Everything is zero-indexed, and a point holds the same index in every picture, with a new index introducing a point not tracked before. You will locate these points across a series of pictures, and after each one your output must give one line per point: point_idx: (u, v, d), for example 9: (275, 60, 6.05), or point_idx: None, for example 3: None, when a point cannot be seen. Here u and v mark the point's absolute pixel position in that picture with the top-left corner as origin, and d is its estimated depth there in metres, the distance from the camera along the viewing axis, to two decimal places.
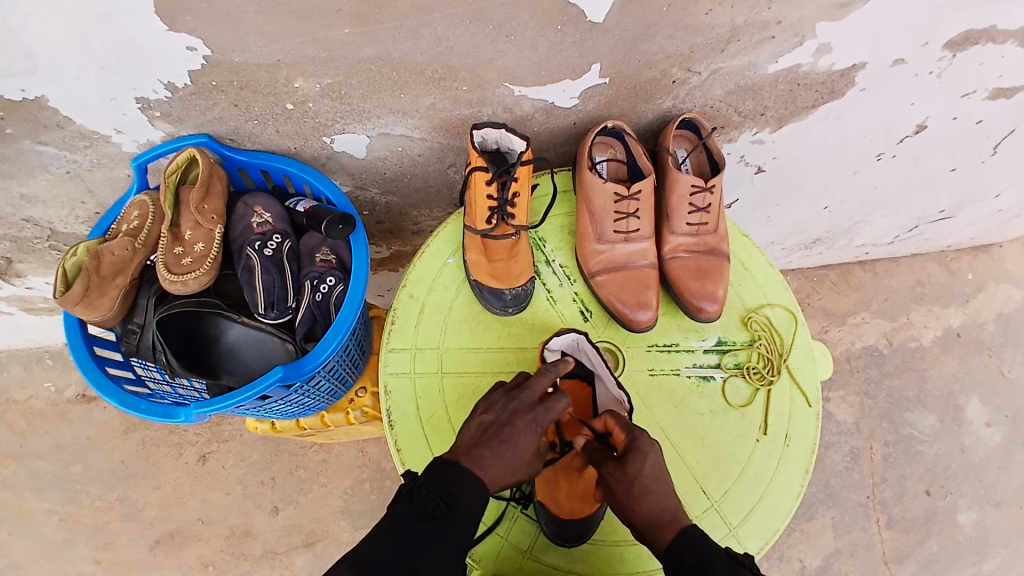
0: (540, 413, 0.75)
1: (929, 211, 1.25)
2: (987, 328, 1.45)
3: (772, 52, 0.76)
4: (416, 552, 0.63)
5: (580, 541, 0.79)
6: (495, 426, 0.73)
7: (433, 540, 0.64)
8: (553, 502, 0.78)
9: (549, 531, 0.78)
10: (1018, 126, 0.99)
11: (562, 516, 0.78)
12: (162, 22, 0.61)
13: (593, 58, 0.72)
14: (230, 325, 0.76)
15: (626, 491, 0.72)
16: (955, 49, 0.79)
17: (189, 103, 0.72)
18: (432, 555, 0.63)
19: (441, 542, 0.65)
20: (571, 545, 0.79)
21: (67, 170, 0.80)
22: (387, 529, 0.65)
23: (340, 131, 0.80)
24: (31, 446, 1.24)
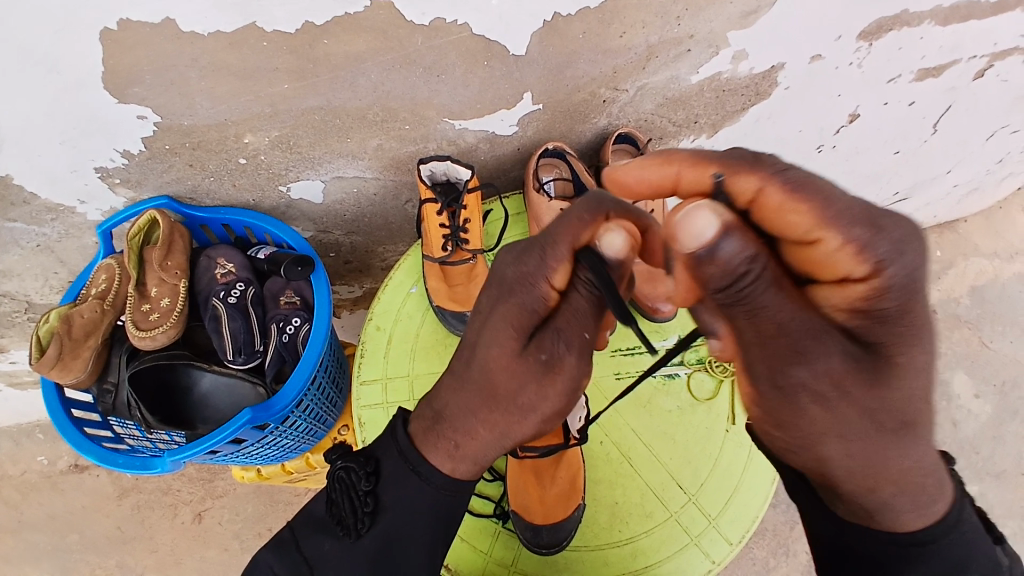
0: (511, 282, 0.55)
1: (883, 195, 1.29)
2: (962, 302, 1.48)
3: (692, 64, 0.81)
4: (316, 557, 0.72)
5: (558, 547, 0.81)
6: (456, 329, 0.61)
7: (338, 551, 0.71)
8: (526, 510, 0.81)
9: (526, 539, 0.81)
10: (952, 104, 1.03)
11: (535, 524, 0.80)
12: (113, 96, 0.65)
13: (524, 88, 0.77)
14: (202, 374, 0.79)
15: (831, 420, 0.50)
16: (869, 38, 0.83)
17: (147, 167, 0.76)
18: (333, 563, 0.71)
19: (346, 558, 0.71)
20: (550, 552, 0.81)
21: (37, 243, 0.83)
22: (303, 536, 0.74)
23: (295, 179, 0.83)
24: (28, 520, 1.25)
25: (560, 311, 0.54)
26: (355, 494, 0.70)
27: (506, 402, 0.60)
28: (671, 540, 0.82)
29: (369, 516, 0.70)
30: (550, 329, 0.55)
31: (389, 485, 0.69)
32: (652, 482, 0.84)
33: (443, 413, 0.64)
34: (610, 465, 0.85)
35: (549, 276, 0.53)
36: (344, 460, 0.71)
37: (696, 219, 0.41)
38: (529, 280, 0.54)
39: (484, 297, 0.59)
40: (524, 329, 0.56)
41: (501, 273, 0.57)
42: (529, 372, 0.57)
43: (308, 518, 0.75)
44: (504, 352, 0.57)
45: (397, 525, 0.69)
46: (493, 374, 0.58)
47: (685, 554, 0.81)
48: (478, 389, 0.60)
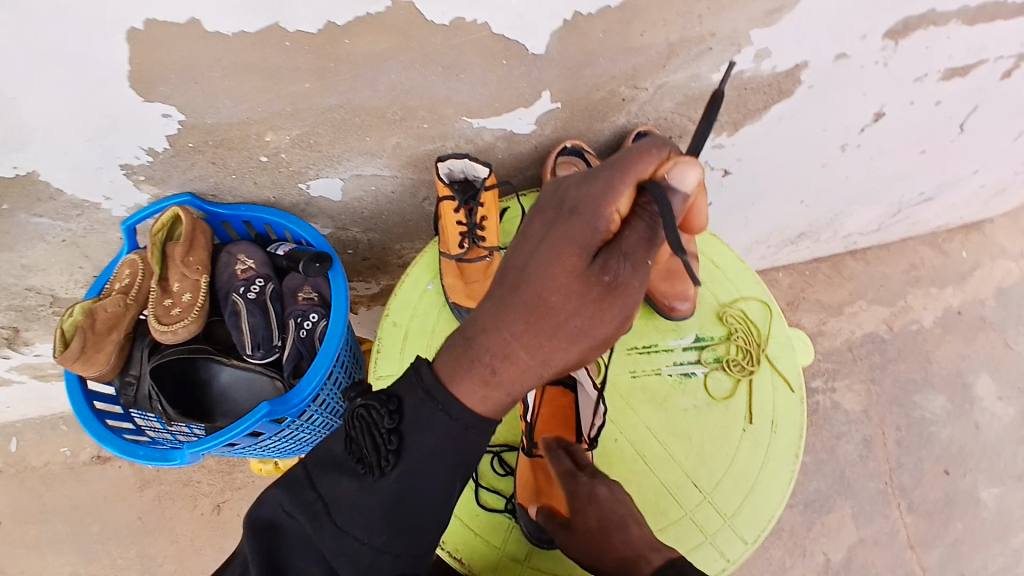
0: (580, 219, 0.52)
1: (908, 194, 1.27)
2: (988, 304, 1.45)
3: (712, 63, 0.80)
4: (328, 505, 0.56)
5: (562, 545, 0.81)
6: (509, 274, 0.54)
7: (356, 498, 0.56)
8: (533, 504, 0.80)
9: (532, 533, 0.79)
10: (979, 104, 1.01)
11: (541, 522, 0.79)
12: (137, 95, 0.66)
13: (542, 86, 0.77)
14: (221, 368, 0.81)
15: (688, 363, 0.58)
16: (896, 37, 0.82)
17: (169, 165, 0.77)
18: (349, 513, 0.56)
19: (361, 502, 0.56)
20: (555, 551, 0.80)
21: (64, 238, 0.85)
22: (313, 477, 0.58)
23: (315, 176, 0.84)
24: (52, 508, 1.28)
25: (626, 237, 0.51)
26: (377, 433, 0.56)
27: (554, 329, 0.51)
28: (685, 538, 0.81)
29: (389, 455, 0.56)
30: (617, 250, 0.51)
31: (417, 419, 0.55)
32: (667, 480, 0.84)
33: (477, 337, 0.53)
34: (625, 462, 0.85)
35: (615, 201, 0.51)
36: (363, 396, 0.57)
37: (685, 171, 0.52)
38: (598, 200, 0.51)
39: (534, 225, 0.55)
40: (587, 249, 0.52)
41: (562, 196, 0.54)
42: (586, 294, 0.51)
43: (319, 458, 0.60)
44: (566, 271, 0.51)
45: (422, 468, 0.56)
46: (549, 294, 0.51)
47: (700, 552, 0.81)
48: (526, 306, 0.52)
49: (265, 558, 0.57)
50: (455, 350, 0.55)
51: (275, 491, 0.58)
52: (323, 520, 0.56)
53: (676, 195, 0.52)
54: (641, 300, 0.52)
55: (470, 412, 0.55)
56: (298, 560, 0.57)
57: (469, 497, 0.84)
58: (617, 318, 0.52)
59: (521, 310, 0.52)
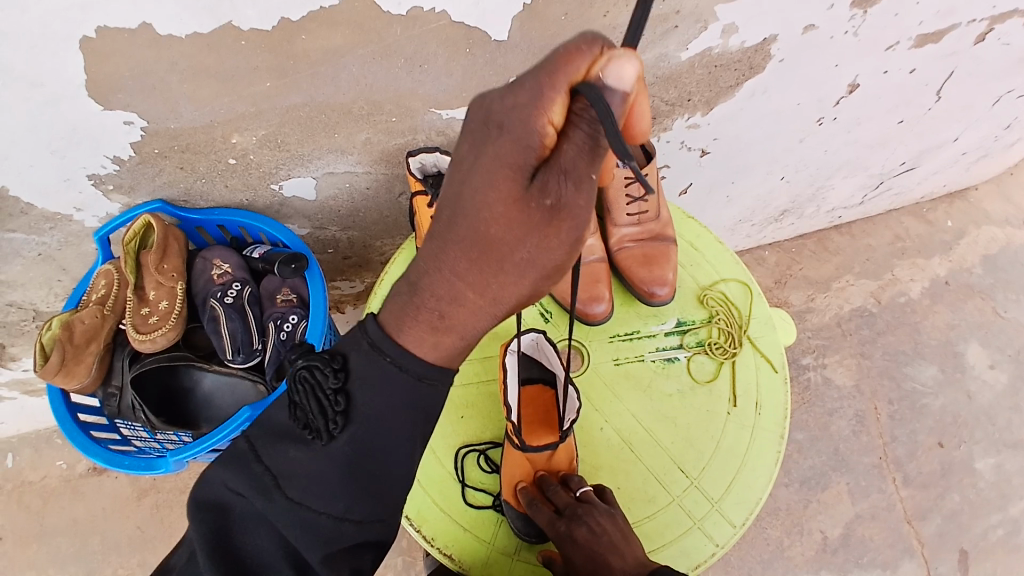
0: (506, 138, 0.45)
1: (889, 165, 1.26)
2: (975, 271, 1.45)
3: (679, 41, 0.79)
4: (281, 473, 0.57)
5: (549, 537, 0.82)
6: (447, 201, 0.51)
7: (306, 462, 0.57)
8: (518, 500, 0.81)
9: (517, 528, 0.81)
10: (954, 69, 1.00)
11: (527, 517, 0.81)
12: (96, 103, 0.65)
13: (508, 74, 0.76)
14: (202, 374, 0.82)
15: None
16: (863, 5, 0.81)
17: (138, 173, 0.77)
18: (300, 478, 0.57)
19: (313, 467, 0.57)
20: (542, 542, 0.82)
21: (38, 252, 0.84)
22: (260, 449, 0.59)
23: (286, 177, 0.84)
24: (49, 523, 1.27)
25: (563, 154, 0.44)
26: (322, 396, 0.56)
27: (499, 262, 0.50)
28: (674, 524, 0.82)
29: (336, 418, 0.56)
30: (554, 170, 0.45)
31: (363, 377, 0.56)
32: (653, 466, 0.84)
33: (420, 281, 0.53)
34: (611, 452, 0.85)
35: (545, 111, 0.43)
36: (306, 360, 0.58)
37: (622, 67, 0.42)
38: (521, 112, 0.44)
39: (465, 145, 0.48)
40: (521, 172, 0.46)
41: (487, 110, 0.47)
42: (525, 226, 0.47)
43: (267, 428, 0.60)
44: (501, 199, 0.47)
45: (372, 427, 0.56)
46: (489, 227, 0.48)
47: (690, 537, 0.81)
48: (467, 240, 0.50)
49: (218, 535, 0.57)
50: (401, 299, 0.55)
51: (218, 468, 0.58)
52: (276, 489, 0.57)
53: (614, 95, 0.43)
54: (591, 220, 0.47)
55: (416, 363, 0.55)
56: (255, 532, 0.58)
57: (456, 495, 0.83)
58: (567, 243, 0.48)
59: (462, 245, 0.50)
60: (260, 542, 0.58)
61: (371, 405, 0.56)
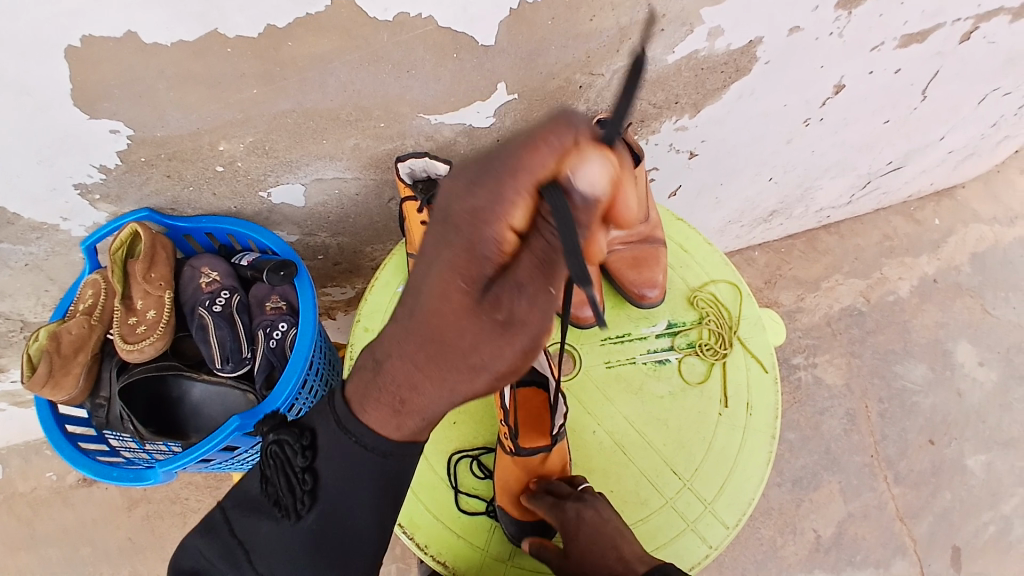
0: (466, 242, 0.42)
1: (876, 166, 1.28)
2: (963, 270, 1.46)
3: (666, 44, 0.80)
4: (255, 539, 0.71)
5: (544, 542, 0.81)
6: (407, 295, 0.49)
7: (278, 530, 0.70)
8: (512, 506, 0.81)
9: (511, 534, 0.81)
10: (938, 69, 1.01)
11: (523, 521, 0.80)
12: (83, 112, 0.65)
13: (497, 78, 0.76)
14: (192, 384, 0.80)
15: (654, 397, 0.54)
16: (847, 7, 0.82)
17: (125, 181, 0.76)
18: (269, 546, 0.70)
19: (281, 531, 0.70)
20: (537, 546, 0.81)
21: (25, 262, 0.84)
22: (234, 518, 0.73)
23: (275, 183, 0.83)
24: (38, 536, 1.26)
25: (521, 264, 0.41)
26: (291, 471, 0.68)
27: (454, 359, 0.48)
28: (667, 526, 0.81)
29: (303, 494, 0.68)
30: (510, 280, 0.42)
31: (324, 458, 0.66)
32: (646, 469, 0.84)
33: (385, 362, 0.54)
34: (603, 454, 0.85)
35: (505, 216, 0.40)
36: (275, 436, 0.69)
37: (588, 171, 0.38)
38: (480, 218, 0.40)
39: (424, 233, 0.45)
40: (476, 280, 0.43)
41: (443, 201, 0.43)
42: (478, 329, 0.45)
43: (252, 487, 0.74)
44: (454, 306, 0.45)
45: (333, 503, 0.68)
46: (442, 332, 0.47)
47: (683, 539, 0.81)
48: (422, 336, 0.49)
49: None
50: (365, 375, 0.59)
51: (196, 538, 0.72)
52: (246, 549, 0.71)
53: (580, 200, 0.39)
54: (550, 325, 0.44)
55: (382, 443, 0.63)
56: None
57: (449, 501, 0.83)
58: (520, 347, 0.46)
59: (420, 335, 0.49)
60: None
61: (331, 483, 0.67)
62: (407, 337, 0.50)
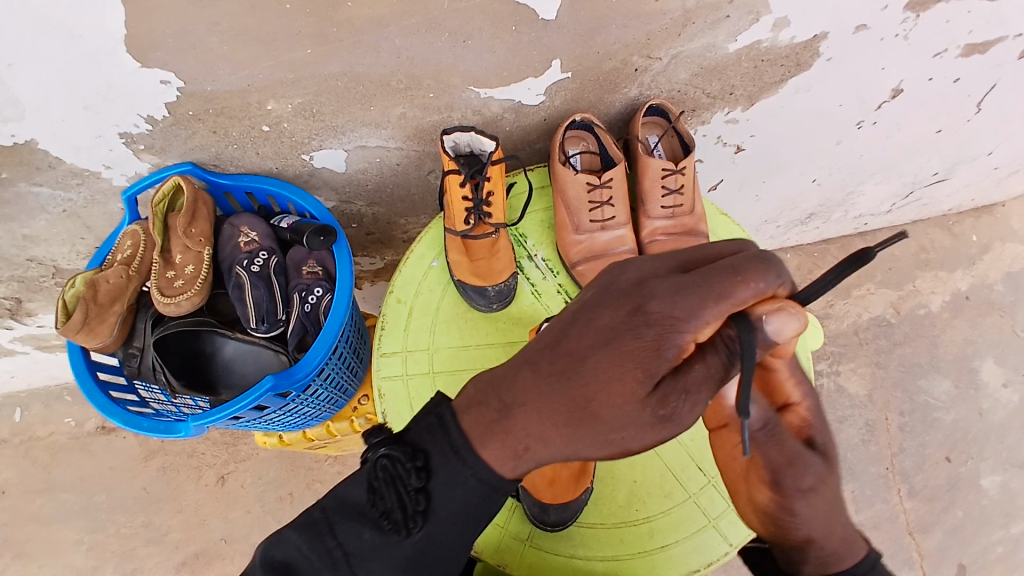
0: (651, 336, 0.51)
1: (922, 175, 1.24)
2: (997, 288, 1.43)
3: (729, 31, 0.77)
4: (353, 549, 0.63)
5: (564, 525, 0.81)
6: (565, 360, 0.55)
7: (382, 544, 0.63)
8: (534, 487, 0.79)
9: (534, 514, 0.80)
10: (997, 82, 0.98)
11: (544, 502, 0.79)
12: (134, 60, 0.64)
13: (552, 55, 0.74)
14: (225, 341, 0.80)
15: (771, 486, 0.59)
16: (918, 9, 0.79)
17: (170, 134, 0.76)
18: (372, 560, 0.63)
19: (380, 551, 0.63)
20: (558, 528, 0.80)
21: (64, 209, 0.84)
22: (335, 524, 0.65)
23: (318, 147, 0.82)
24: (57, 478, 1.28)
25: (693, 369, 0.51)
26: (405, 488, 0.63)
27: (589, 426, 0.54)
28: (689, 520, 0.81)
29: (414, 515, 0.63)
30: (679, 381, 0.51)
31: (442, 481, 0.63)
32: (671, 462, 0.83)
33: (515, 410, 0.58)
34: None
35: (697, 329, 0.50)
36: (388, 448, 0.64)
37: (784, 321, 0.50)
38: (675, 326, 0.50)
39: (607, 315, 0.53)
40: (651, 375, 0.51)
41: (639, 295, 0.52)
42: (639, 418, 0.52)
43: (341, 501, 0.66)
44: (619, 388, 0.52)
45: (444, 528, 0.64)
46: (592, 404, 0.53)
47: (704, 535, 0.81)
48: (567, 402, 0.54)
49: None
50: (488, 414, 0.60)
51: (295, 536, 0.64)
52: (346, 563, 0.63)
53: (761, 335, 0.51)
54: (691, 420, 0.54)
55: (495, 476, 0.62)
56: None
57: None
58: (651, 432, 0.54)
59: (562, 402, 0.55)
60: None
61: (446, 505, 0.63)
62: (551, 399, 0.55)
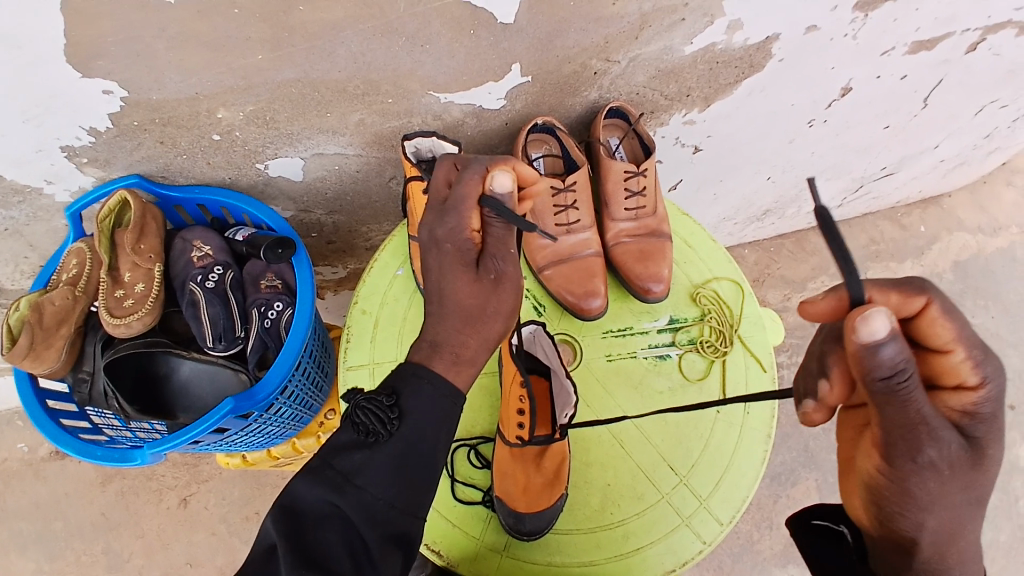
0: (442, 235, 0.60)
1: (871, 170, 1.28)
2: (945, 277, 1.49)
3: (685, 35, 0.78)
4: (348, 477, 0.56)
5: (541, 534, 0.80)
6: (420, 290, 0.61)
7: (369, 463, 0.56)
8: (507, 496, 0.79)
9: (508, 524, 0.79)
10: (942, 78, 1.01)
11: (518, 511, 0.78)
12: (75, 70, 0.61)
13: (512, 59, 0.74)
14: (180, 362, 0.77)
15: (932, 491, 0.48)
16: (865, 10, 0.81)
17: (115, 145, 0.72)
18: (371, 478, 0.56)
19: (376, 466, 0.56)
20: (533, 537, 0.80)
21: (4, 227, 0.79)
22: (327, 458, 0.58)
23: (273, 156, 0.80)
24: (7, 509, 1.21)
25: (489, 240, 0.60)
26: (376, 407, 0.57)
27: (480, 317, 0.60)
28: (662, 521, 0.82)
29: (390, 422, 0.57)
30: (489, 254, 0.60)
31: (411, 383, 0.58)
32: (643, 463, 0.83)
33: (438, 338, 0.59)
34: (602, 447, 0.84)
35: (465, 223, 0.59)
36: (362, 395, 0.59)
37: (873, 323, 0.44)
38: (453, 224, 0.59)
39: (431, 256, 0.61)
40: (468, 258, 0.60)
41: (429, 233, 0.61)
42: (485, 288, 0.60)
43: (330, 443, 0.59)
44: (465, 283, 0.59)
45: (425, 430, 0.57)
46: (463, 300, 0.59)
47: (677, 534, 0.81)
48: (455, 312, 0.59)
49: (296, 540, 0.55)
50: (422, 350, 0.60)
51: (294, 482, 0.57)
52: (348, 488, 0.56)
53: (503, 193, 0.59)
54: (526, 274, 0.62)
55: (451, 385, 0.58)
56: (323, 530, 0.55)
57: (445, 489, 0.82)
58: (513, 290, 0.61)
59: (450, 312, 0.59)
60: (326, 539, 0.55)
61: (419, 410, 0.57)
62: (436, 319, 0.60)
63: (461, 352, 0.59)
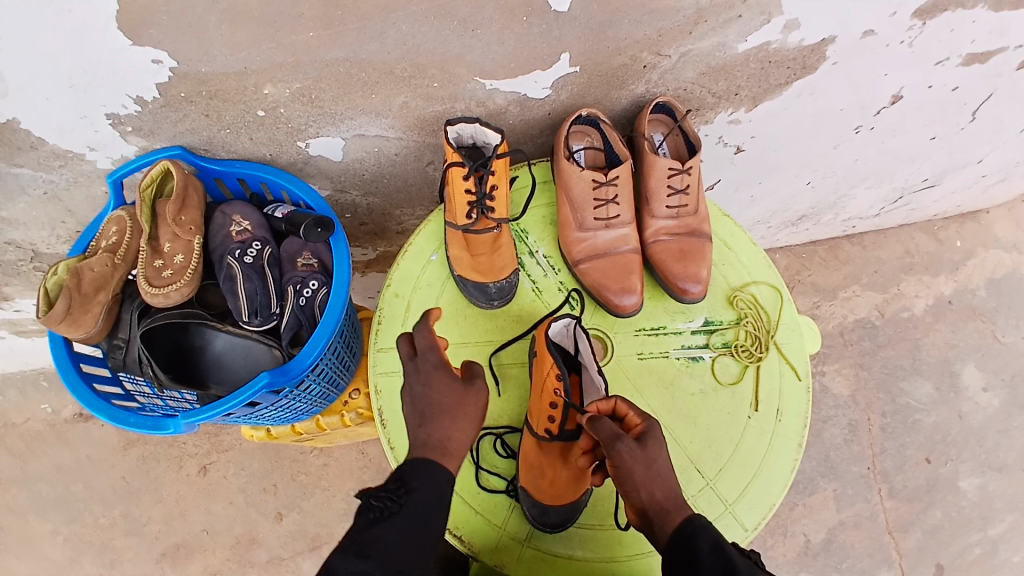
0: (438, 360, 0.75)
1: (912, 180, 1.25)
2: (978, 294, 1.45)
3: (741, 31, 0.76)
4: (373, 546, 0.62)
5: (564, 526, 0.80)
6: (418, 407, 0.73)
7: (390, 533, 0.63)
8: (537, 488, 0.79)
9: (533, 516, 0.79)
10: (994, 91, 0.98)
11: (545, 502, 0.79)
12: (126, 37, 0.61)
13: (562, 47, 0.72)
14: (215, 334, 0.77)
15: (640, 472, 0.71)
16: (924, 17, 0.79)
17: (160, 116, 0.72)
18: (393, 547, 0.62)
19: (393, 533, 0.63)
20: (558, 529, 0.80)
21: (45, 191, 0.80)
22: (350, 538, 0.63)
23: (314, 135, 0.79)
24: (31, 468, 1.24)
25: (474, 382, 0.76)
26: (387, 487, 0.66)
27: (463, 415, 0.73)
28: None
29: (402, 498, 0.66)
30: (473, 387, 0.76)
31: (411, 469, 0.69)
32: None
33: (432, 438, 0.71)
34: None
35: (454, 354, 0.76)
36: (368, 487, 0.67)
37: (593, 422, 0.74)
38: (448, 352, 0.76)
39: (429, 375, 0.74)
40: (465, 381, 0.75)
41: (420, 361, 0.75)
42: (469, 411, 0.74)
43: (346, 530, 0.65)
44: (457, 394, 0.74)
45: (427, 504, 0.67)
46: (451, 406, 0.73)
47: None
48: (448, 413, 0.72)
49: None
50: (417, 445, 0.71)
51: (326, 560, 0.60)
52: (373, 554, 0.61)
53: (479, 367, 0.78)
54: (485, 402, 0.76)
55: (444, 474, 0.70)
56: None
57: (469, 476, 0.82)
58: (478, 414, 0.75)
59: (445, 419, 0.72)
60: None
61: (421, 487, 0.67)
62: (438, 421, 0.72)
63: (446, 446, 0.71)
